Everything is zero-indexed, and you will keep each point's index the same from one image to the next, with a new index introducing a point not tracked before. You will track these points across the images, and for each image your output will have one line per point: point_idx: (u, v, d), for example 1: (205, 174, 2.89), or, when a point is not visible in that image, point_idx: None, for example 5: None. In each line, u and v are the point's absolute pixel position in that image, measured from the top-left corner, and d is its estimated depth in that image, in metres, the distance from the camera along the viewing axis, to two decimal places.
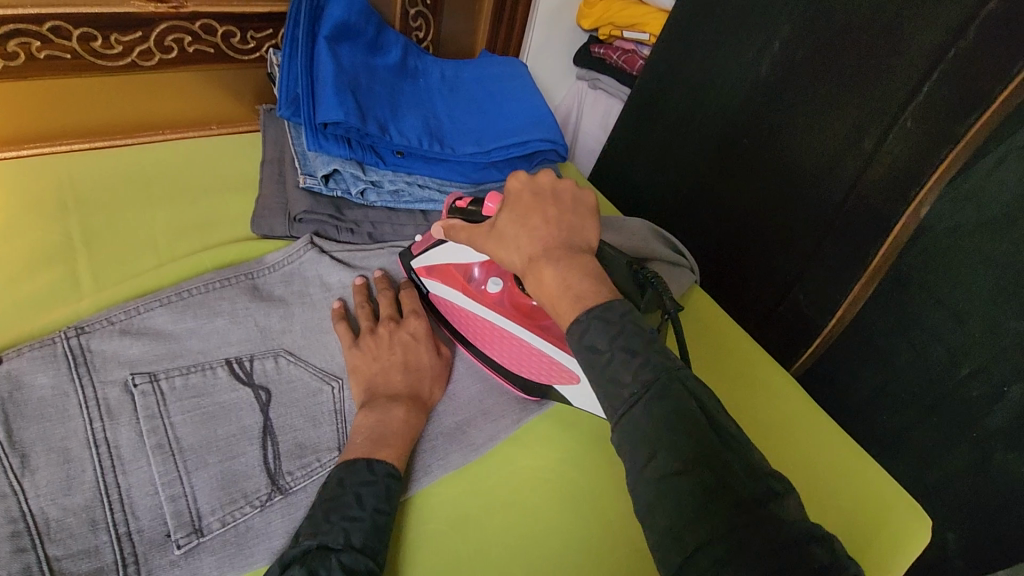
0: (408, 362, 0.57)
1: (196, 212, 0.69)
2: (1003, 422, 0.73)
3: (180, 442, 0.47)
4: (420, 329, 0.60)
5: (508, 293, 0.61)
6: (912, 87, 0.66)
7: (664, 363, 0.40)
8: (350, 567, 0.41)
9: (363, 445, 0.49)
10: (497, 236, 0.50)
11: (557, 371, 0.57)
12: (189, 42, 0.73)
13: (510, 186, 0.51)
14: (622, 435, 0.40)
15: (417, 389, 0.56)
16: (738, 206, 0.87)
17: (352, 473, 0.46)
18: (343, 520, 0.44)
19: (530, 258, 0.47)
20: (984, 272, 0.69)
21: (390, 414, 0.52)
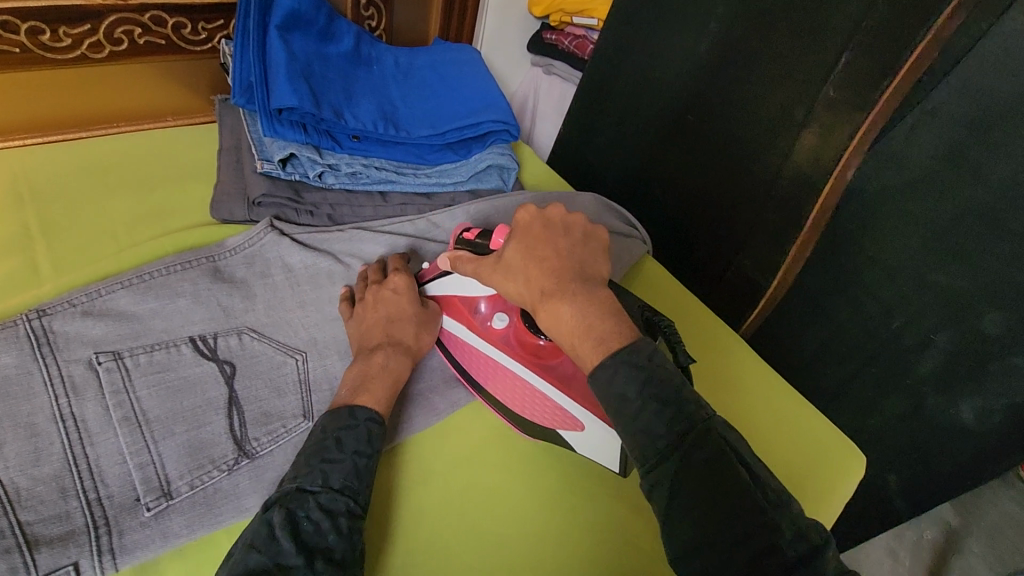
0: (393, 316, 0.59)
1: (154, 201, 0.70)
2: (931, 368, 0.79)
3: (146, 414, 0.49)
4: (402, 283, 0.61)
5: (512, 330, 0.61)
6: (834, 59, 0.71)
7: (698, 417, 0.43)
8: (327, 506, 0.45)
9: (345, 393, 0.53)
10: (505, 267, 0.53)
11: (559, 416, 0.57)
12: (140, 34, 0.74)
13: (519, 217, 0.54)
14: (656, 482, 0.43)
15: (402, 342, 0.59)
16: (684, 180, 0.92)
17: (334, 419, 0.50)
18: (321, 463, 0.47)
19: (543, 294, 0.49)
20: (907, 229, 0.75)
21: (372, 361, 0.55)
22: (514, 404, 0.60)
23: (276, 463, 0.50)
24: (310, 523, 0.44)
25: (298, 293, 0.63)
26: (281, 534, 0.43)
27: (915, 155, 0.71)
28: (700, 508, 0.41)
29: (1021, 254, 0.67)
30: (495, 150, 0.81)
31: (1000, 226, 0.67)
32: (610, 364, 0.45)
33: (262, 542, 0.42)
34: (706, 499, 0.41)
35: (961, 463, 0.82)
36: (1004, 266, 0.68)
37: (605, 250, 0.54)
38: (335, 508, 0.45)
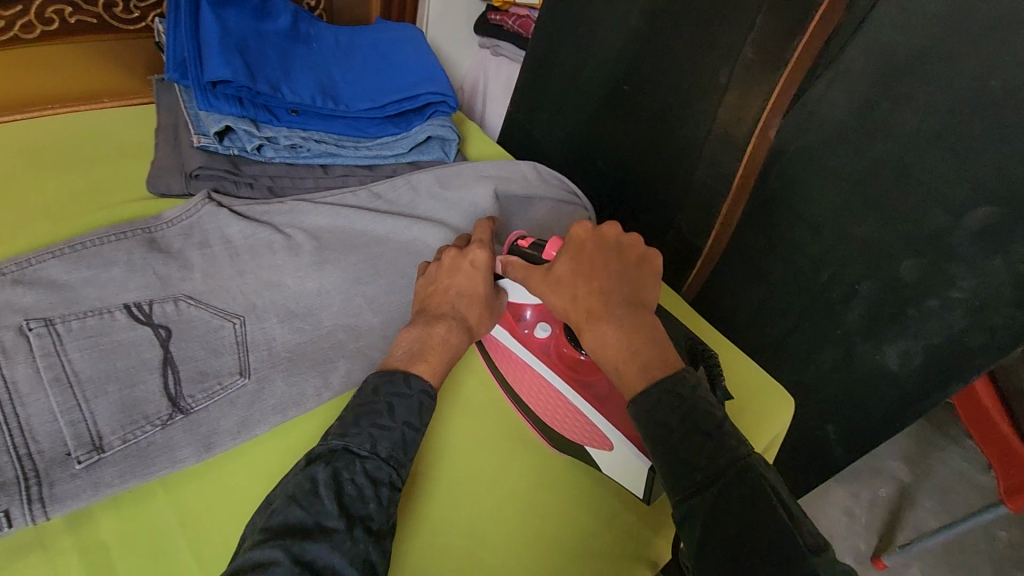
0: (461, 290, 0.61)
1: (89, 178, 0.70)
2: (859, 317, 0.84)
3: (78, 374, 0.50)
4: (481, 258, 0.62)
5: (555, 341, 0.64)
6: (750, 23, 0.75)
7: (737, 450, 0.46)
8: (372, 472, 0.48)
9: (402, 357, 0.56)
10: (554, 280, 0.57)
11: (591, 433, 0.59)
12: (71, 13, 0.74)
13: (576, 232, 0.59)
14: (689, 500, 0.45)
15: (461, 316, 0.60)
16: (625, 150, 0.95)
17: (387, 381, 0.52)
18: (371, 426, 0.50)
19: (591, 315, 0.54)
20: (829, 184, 0.79)
21: (431, 332, 0.57)
22: (544, 415, 0.62)
23: (210, 418, 0.51)
24: (354, 487, 0.46)
25: (238, 261, 0.64)
26: (323, 492, 0.45)
27: (829, 113, 0.76)
28: (733, 521, 0.43)
29: (929, 198, 0.72)
30: (435, 122, 0.83)
31: (909, 173, 0.73)
32: (653, 394, 0.49)
33: (302, 497, 0.45)
34: (734, 517, 0.44)
35: (891, 407, 0.87)
36: (915, 211, 0.74)
37: (655, 280, 0.59)
38: (380, 476, 0.48)
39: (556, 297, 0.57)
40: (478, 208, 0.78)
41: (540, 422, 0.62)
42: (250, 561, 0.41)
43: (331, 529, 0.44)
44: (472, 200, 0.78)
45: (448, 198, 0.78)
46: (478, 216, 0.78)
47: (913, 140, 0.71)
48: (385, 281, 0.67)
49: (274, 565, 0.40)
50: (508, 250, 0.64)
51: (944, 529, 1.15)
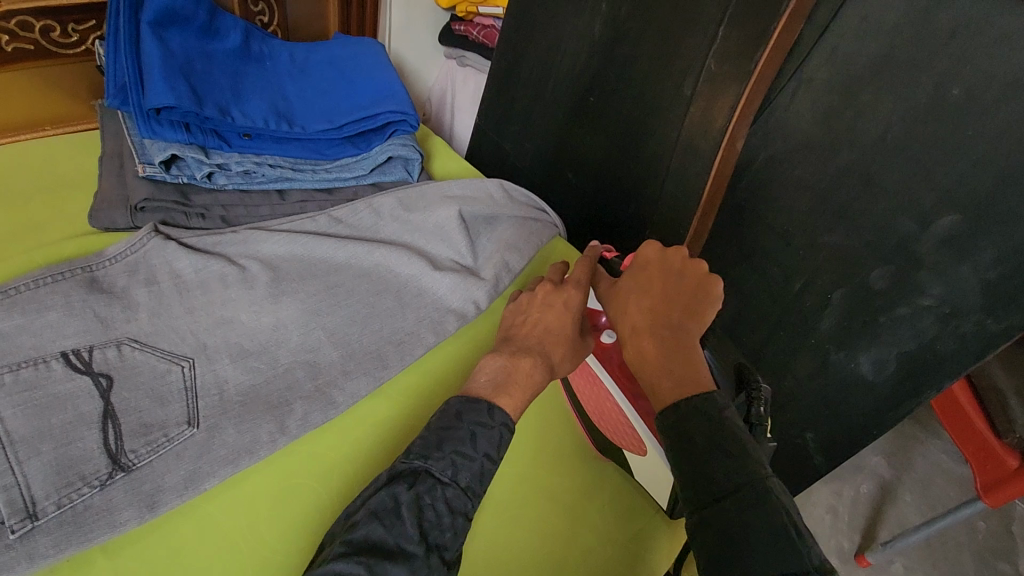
0: (548, 326, 0.59)
1: (27, 214, 0.66)
2: (832, 325, 0.84)
3: (10, 435, 0.46)
4: (572, 300, 0.60)
5: (618, 351, 0.63)
6: (712, 32, 0.74)
7: (758, 470, 0.45)
8: (451, 500, 0.48)
9: (487, 387, 0.54)
10: (615, 301, 0.60)
11: (630, 439, 0.60)
12: (6, 41, 0.69)
13: (644, 252, 0.61)
14: (703, 512, 0.44)
15: (545, 352, 0.57)
16: (594, 161, 0.93)
17: (472, 410, 0.51)
18: (454, 453, 0.49)
19: (634, 329, 0.55)
20: (798, 195, 0.80)
21: (518, 367, 0.55)
22: (595, 415, 0.63)
23: (154, 474, 0.48)
24: (434, 511, 0.47)
25: (187, 298, 0.61)
26: (404, 515, 0.46)
27: (794, 123, 0.77)
28: (749, 539, 0.42)
29: (895, 207, 0.73)
30: (396, 142, 0.80)
31: (874, 181, 0.73)
32: (680, 406, 0.49)
33: (384, 515, 0.46)
34: (748, 533, 0.42)
35: (869, 414, 0.86)
36: (883, 219, 0.74)
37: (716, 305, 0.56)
38: (457, 505, 0.48)
39: (618, 310, 0.59)
40: (443, 230, 0.76)
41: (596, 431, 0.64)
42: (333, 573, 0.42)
43: (409, 552, 0.45)
44: (437, 221, 0.76)
45: (412, 219, 0.76)
46: (443, 237, 0.75)
47: (877, 149, 0.71)
48: (344, 312, 0.65)
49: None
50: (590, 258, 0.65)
51: (924, 528, 1.16)
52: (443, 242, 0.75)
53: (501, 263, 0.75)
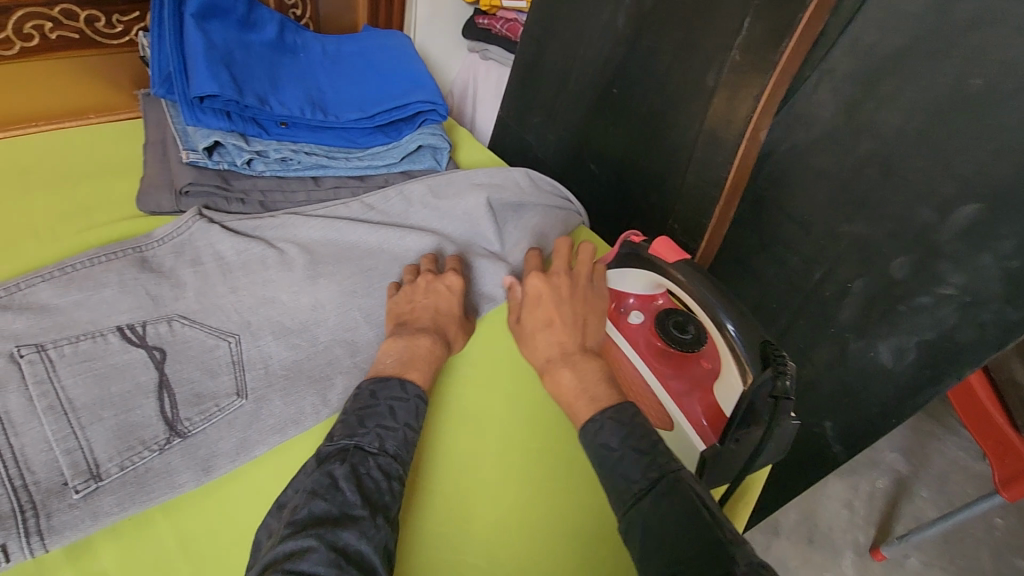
0: (438, 310, 0.65)
1: (77, 197, 0.69)
2: (852, 314, 0.85)
3: (72, 402, 0.49)
4: (454, 283, 0.67)
5: (643, 332, 0.64)
6: (737, 23, 0.75)
7: (668, 464, 0.48)
8: (384, 468, 0.49)
9: (394, 364, 0.58)
10: (525, 336, 0.62)
11: (657, 414, 0.59)
12: (51, 28, 0.71)
13: (533, 283, 0.64)
14: (629, 514, 0.46)
15: (438, 330, 0.63)
16: (614, 153, 0.95)
17: (384, 387, 0.55)
18: (377, 427, 0.52)
19: (548, 360, 0.59)
20: (819, 185, 0.81)
21: (419, 343, 0.60)
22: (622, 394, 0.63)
23: (208, 440, 0.51)
24: (373, 479, 0.48)
25: (231, 278, 0.63)
26: (344, 486, 0.47)
27: (817, 113, 0.78)
28: (668, 521, 0.44)
29: (915, 196, 0.74)
30: (425, 131, 0.82)
31: (895, 171, 0.74)
32: (598, 420, 0.52)
33: (323, 492, 0.46)
34: (665, 518, 0.44)
35: (889, 403, 0.88)
36: (903, 209, 0.75)
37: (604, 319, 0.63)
38: (391, 471, 0.50)
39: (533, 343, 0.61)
40: (472, 217, 0.78)
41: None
42: (281, 553, 0.42)
43: (356, 516, 0.45)
44: (465, 208, 0.78)
45: (441, 206, 0.78)
46: (471, 223, 0.78)
47: (899, 139, 0.72)
48: (378, 294, 0.67)
49: (311, 552, 0.42)
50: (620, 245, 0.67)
51: (940, 522, 1.16)
52: (472, 229, 0.77)
53: (529, 249, 0.77)
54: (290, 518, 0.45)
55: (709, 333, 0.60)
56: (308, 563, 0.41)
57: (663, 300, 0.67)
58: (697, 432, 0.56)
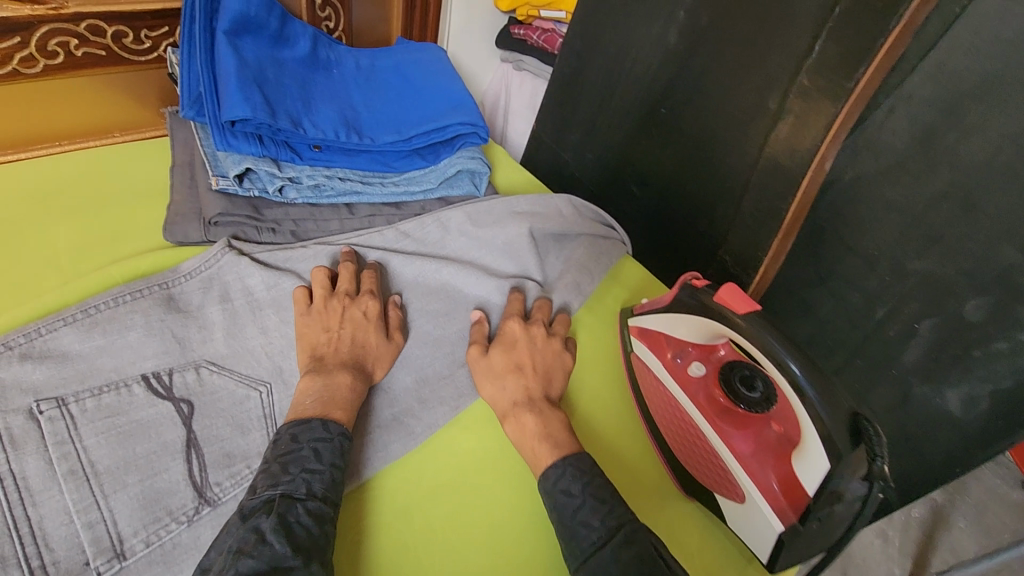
0: (355, 340, 0.58)
1: (102, 225, 0.66)
2: (917, 357, 0.80)
3: (95, 466, 0.45)
4: (517, 329, 0.62)
5: (704, 386, 0.59)
6: (806, 45, 0.68)
7: (628, 514, 0.48)
8: (315, 513, 0.45)
9: (312, 406, 0.52)
10: (488, 371, 0.59)
11: (723, 481, 0.53)
12: (77, 45, 0.67)
13: (510, 329, 0.62)
14: (586, 568, 0.46)
15: (357, 363, 0.56)
16: (659, 176, 0.90)
17: (306, 430, 0.49)
18: (303, 471, 0.47)
19: (514, 403, 0.56)
20: (887, 218, 0.76)
21: (335, 380, 0.54)
22: (679, 452, 0.58)
23: None
24: (303, 526, 0.44)
25: (261, 317, 0.59)
26: (272, 538, 0.42)
27: (889, 141, 0.72)
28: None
29: (998, 237, 0.67)
30: (464, 154, 0.77)
31: (975, 207, 0.67)
32: (559, 467, 0.51)
33: (251, 548, 0.42)
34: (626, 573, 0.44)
35: (958, 449, 0.81)
36: (983, 247, 0.69)
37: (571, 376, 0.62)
38: (324, 515, 0.45)
39: (490, 385, 0.58)
40: (513, 247, 0.73)
41: (679, 468, 0.57)
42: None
43: (287, 568, 0.41)
44: (507, 237, 0.73)
45: (481, 234, 0.73)
46: (512, 254, 0.72)
47: (981, 173, 0.66)
48: (415, 336, 0.63)
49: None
50: (680, 289, 0.62)
51: (986, 559, 1.10)
52: (512, 259, 0.72)
53: (573, 283, 0.73)
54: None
55: (780, 391, 0.54)
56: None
57: (725, 350, 0.62)
58: (774, 509, 0.49)
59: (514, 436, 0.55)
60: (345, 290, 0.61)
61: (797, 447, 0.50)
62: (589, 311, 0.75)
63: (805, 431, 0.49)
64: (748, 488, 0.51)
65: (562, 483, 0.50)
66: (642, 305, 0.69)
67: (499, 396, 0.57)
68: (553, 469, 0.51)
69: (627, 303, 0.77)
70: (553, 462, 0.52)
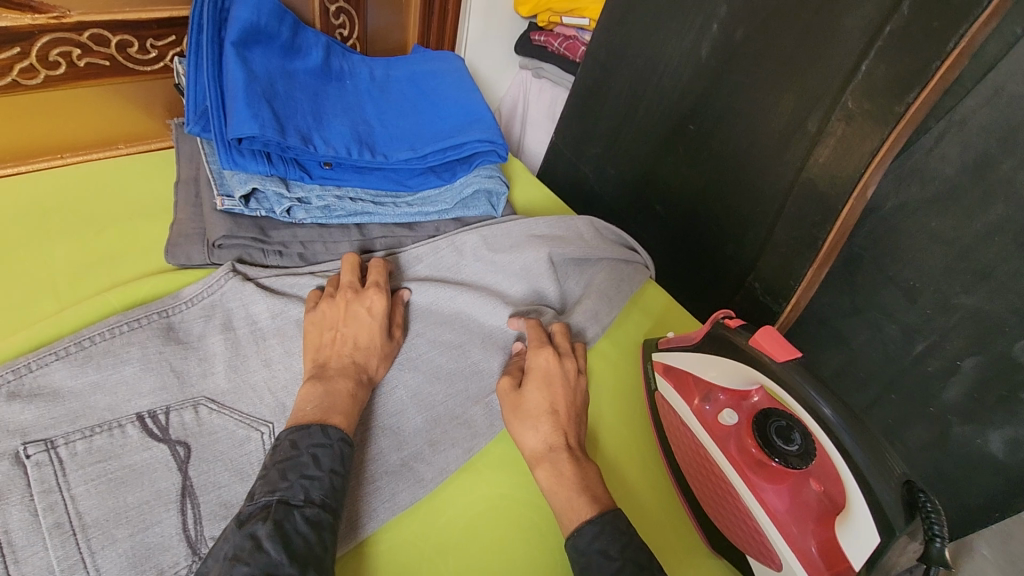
0: (358, 342, 0.56)
1: (103, 246, 0.63)
2: (959, 396, 0.76)
3: (82, 518, 0.42)
4: (551, 363, 0.57)
5: (736, 435, 0.55)
6: (850, 66, 0.63)
7: None
8: (313, 520, 0.43)
9: (312, 412, 0.49)
10: (521, 411, 0.55)
11: (758, 543, 0.50)
12: (80, 55, 0.64)
13: (537, 360, 0.57)
14: None
15: (359, 369, 0.54)
16: (684, 195, 0.85)
17: (305, 435, 0.47)
18: (301, 478, 0.44)
19: (552, 446, 0.52)
20: (932, 249, 0.71)
21: (336, 389, 0.51)
22: (710, 507, 0.54)
23: None
24: (300, 533, 0.42)
25: (264, 349, 0.56)
26: (269, 545, 0.40)
27: (938, 168, 0.67)
28: None
29: None
30: (481, 172, 0.74)
31: None
32: (596, 523, 0.46)
33: (247, 556, 0.39)
34: None
35: (992, 495, 0.80)
36: None
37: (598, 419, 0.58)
38: (321, 522, 0.43)
39: (524, 429, 0.54)
40: (530, 274, 0.68)
41: (708, 521, 0.55)
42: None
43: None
44: (524, 263, 0.68)
45: (497, 259, 0.69)
46: (530, 281, 0.68)
47: None
48: (426, 371, 0.59)
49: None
50: (711, 327, 0.58)
51: None
52: (529, 287, 0.68)
53: (594, 313, 0.68)
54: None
55: (818, 445, 0.50)
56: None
57: (758, 396, 0.57)
58: None
59: (549, 484, 0.50)
60: (350, 282, 0.60)
61: (841, 512, 0.46)
62: (610, 341, 0.71)
63: (849, 494, 0.45)
64: (786, 554, 0.48)
65: (599, 543, 0.46)
66: (667, 338, 0.65)
67: (531, 439, 0.53)
68: (589, 525, 0.46)
69: (650, 334, 0.73)
70: (588, 518, 0.47)
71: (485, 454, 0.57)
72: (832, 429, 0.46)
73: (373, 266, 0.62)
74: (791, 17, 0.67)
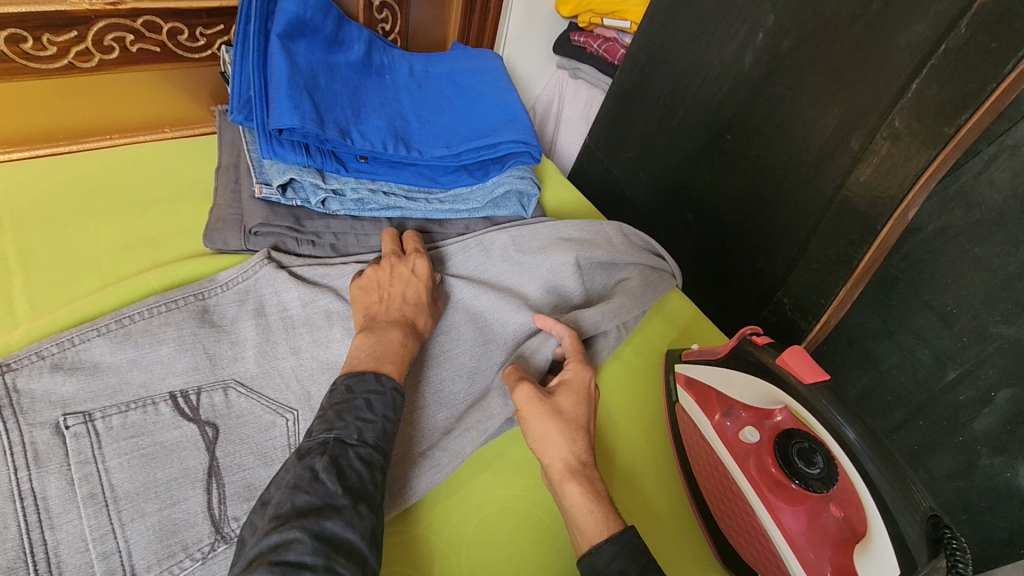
0: (406, 298, 0.58)
1: (144, 226, 0.65)
2: (989, 427, 0.74)
3: (115, 490, 0.44)
4: (591, 384, 0.56)
5: (757, 454, 0.55)
6: (900, 85, 0.61)
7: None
8: (367, 460, 0.44)
9: (367, 358, 0.51)
10: (561, 418, 0.52)
11: (771, 562, 0.50)
12: (132, 41, 0.66)
13: (574, 376, 0.56)
14: None
15: (409, 322, 0.56)
16: (716, 206, 0.84)
17: (359, 381, 0.48)
18: (357, 419, 0.46)
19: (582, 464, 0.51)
20: (974, 276, 0.69)
21: (388, 336, 0.53)
22: (724, 523, 0.54)
23: None
24: (355, 470, 0.43)
25: (293, 336, 0.57)
26: (325, 477, 0.42)
27: (985, 193, 0.65)
28: None
29: None
30: (514, 173, 0.74)
31: None
32: (616, 543, 0.46)
33: (307, 485, 0.41)
34: None
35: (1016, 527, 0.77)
36: None
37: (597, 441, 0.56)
38: (373, 461, 0.45)
39: (555, 441, 0.51)
40: (556, 277, 0.68)
41: (723, 540, 0.54)
42: (266, 546, 0.38)
43: (339, 506, 0.41)
44: (551, 265, 0.68)
45: (523, 261, 0.69)
46: (555, 286, 0.68)
47: None
48: (451, 367, 0.60)
49: (296, 543, 0.38)
50: (738, 343, 0.57)
51: None
52: (555, 289, 0.68)
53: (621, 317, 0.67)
54: (273, 511, 0.40)
55: (841, 469, 0.48)
56: (296, 554, 0.37)
57: (782, 416, 0.56)
58: None
59: (577, 502, 0.49)
60: (392, 251, 0.62)
61: (860, 541, 0.46)
62: (631, 348, 0.71)
63: (872, 525, 0.44)
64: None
65: (618, 564, 0.45)
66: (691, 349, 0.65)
67: (557, 451, 0.51)
68: (608, 545, 0.46)
69: (673, 343, 0.73)
70: (606, 537, 0.47)
71: (501, 454, 0.58)
72: (856, 455, 0.45)
73: (408, 236, 0.65)
74: (841, 30, 0.65)
